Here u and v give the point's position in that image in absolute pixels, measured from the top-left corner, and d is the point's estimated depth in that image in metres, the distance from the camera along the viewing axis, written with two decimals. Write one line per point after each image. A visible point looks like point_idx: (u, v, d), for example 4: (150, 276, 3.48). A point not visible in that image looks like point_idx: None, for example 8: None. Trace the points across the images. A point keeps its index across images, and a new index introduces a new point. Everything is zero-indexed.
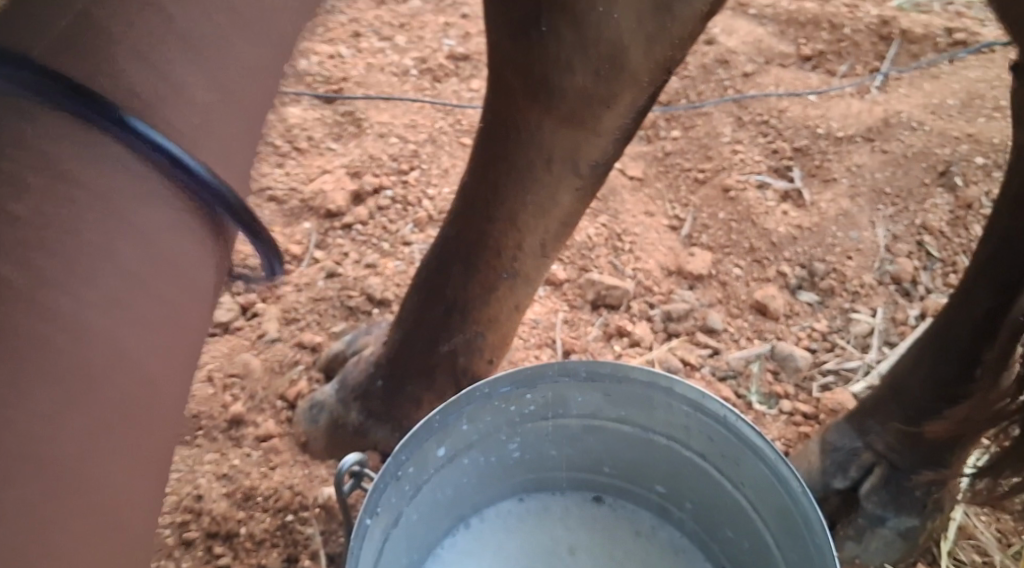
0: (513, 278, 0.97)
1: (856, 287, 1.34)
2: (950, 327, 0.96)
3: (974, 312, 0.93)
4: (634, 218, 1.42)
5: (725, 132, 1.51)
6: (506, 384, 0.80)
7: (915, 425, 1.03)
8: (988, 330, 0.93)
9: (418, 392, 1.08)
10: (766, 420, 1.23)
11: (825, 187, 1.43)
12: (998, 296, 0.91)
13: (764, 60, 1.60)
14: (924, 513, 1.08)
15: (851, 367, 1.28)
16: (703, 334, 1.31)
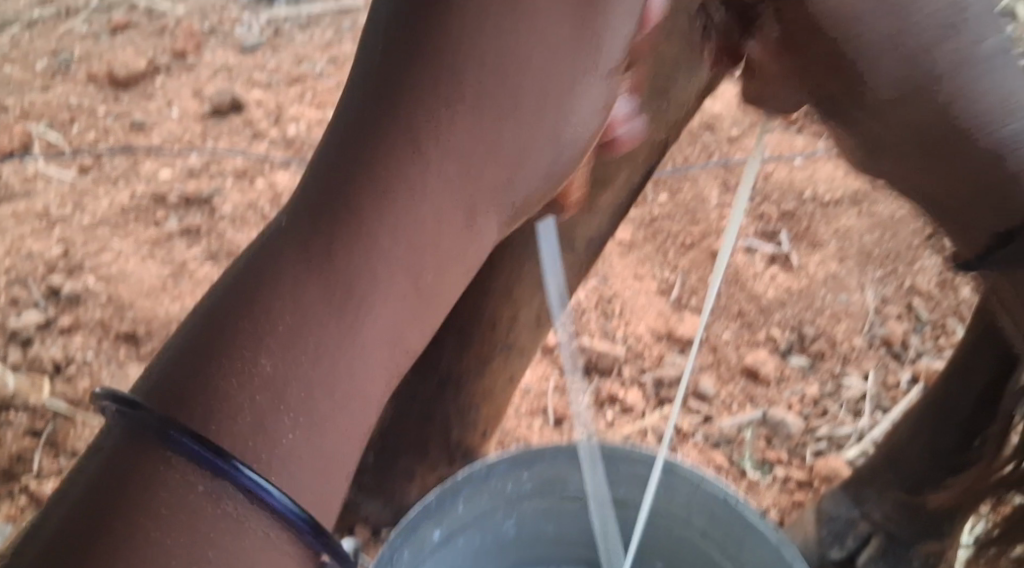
0: (509, 349, 0.97)
1: (846, 350, 1.35)
2: (949, 399, 0.97)
3: (976, 380, 0.95)
4: (623, 282, 1.43)
5: (713, 196, 1.52)
6: (504, 462, 0.81)
7: (912, 497, 1.04)
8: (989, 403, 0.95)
9: (411, 465, 1.07)
10: (759, 487, 1.23)
11: (813, 251, 1.44)
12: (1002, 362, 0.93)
13: (750, 123, 1.61)
14: None
15: (843, 433, 1.28)
16: (695, 399, 1.31)
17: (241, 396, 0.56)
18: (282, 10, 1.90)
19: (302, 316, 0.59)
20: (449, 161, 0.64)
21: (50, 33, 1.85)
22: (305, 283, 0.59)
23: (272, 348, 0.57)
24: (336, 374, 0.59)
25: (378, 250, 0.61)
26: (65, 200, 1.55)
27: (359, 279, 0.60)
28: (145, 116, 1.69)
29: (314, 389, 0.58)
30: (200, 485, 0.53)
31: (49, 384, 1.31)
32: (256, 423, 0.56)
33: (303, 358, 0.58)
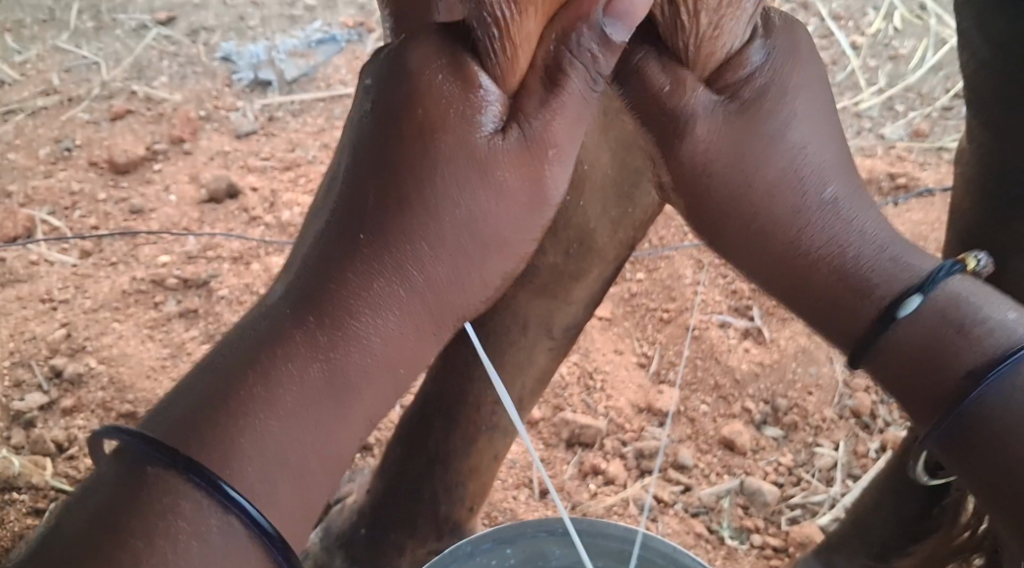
0: (493, 431, 1.04)
1: (818, 421, 1.41)
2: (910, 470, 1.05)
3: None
4: (604, 357, 1.49)
5: (688, 274, 1.59)
6: (488, 541, 0.92)
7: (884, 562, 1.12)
8: None
9: (402, 539, 1.12)
10: (737, 554, 1.28)
11: (783, 325, 1.51)
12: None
13: None
14: None
15: (817, 500, 1.34)
16: (674, 470, 1.36)
17: (243, 449, 0.62)
18: (275, 97, 1.98)
19: (286, 392, 0.64)
20: (432, 258, 0.65)
21: (52, 120, 1.93)
22: (302, 363, 0.64)
23: (278, 414, 0.63)
24: (313, 446, 0.64)
25: (364, 344, 0.66)
26: (68, 284, 1.61)
27: (333, 359, 0.65)
28: (144, 201, 1.76)
29: (298, 451, 0.64)
30: (193, 503, 0.60)
31: (52, 463, 1.36)
32: (253, 466, 0.62)
33: (298, 426, 0.64)
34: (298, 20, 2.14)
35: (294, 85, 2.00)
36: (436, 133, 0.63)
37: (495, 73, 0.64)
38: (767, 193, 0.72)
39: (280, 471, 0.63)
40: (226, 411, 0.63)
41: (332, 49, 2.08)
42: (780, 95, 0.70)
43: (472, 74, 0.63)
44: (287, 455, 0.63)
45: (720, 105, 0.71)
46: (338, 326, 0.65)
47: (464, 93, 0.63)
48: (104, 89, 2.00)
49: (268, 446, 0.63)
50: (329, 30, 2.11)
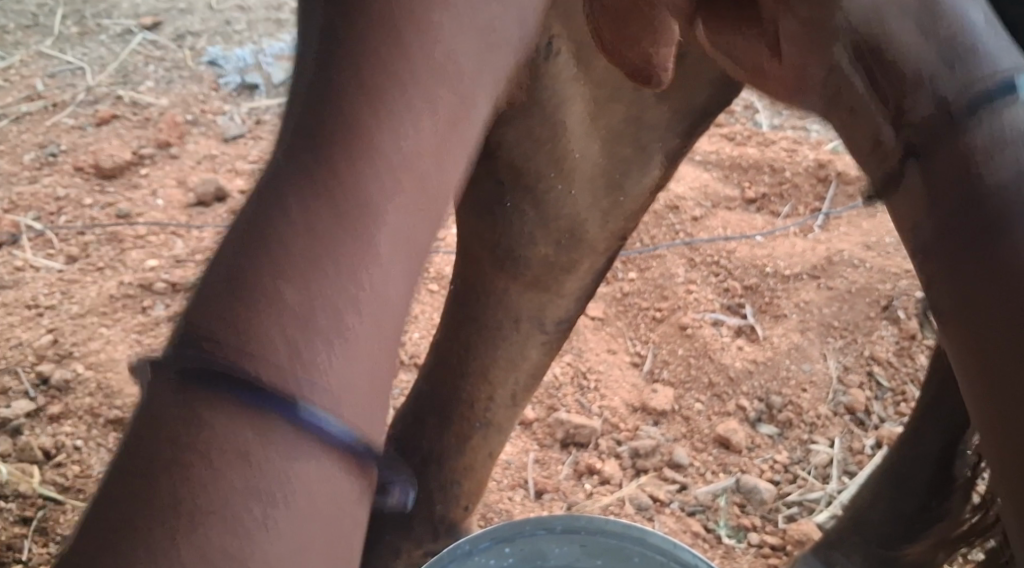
0: (487, 428, 1.02)
1: (812, 418, 1.41)
2: (904, 464, 1.07)
3: (929, 453, 1.05)
4: (597, 356, 1.49)
5: (680, 272, 1.59)
6: (487, 540, 0.91)
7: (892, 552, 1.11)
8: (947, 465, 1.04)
9: (398, 540, 1.10)
10: (734, 553, 1.27)
11: (776, 322, 1.51)
12: (948, 433, 1.04)
13: (711, 204, 1.70)
14: None
15: (813, 497, 1.34)
16: (670, 469, 1.36)
17: (269, 289, 0.38)
18: (263, 101, 1.98)
19: (327, 195, 0.41)
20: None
21: (37, 126, 1.91)
22: (325, 156, 0.43)
23: (308, 233, 0.40)
24: (377, 254, 0.41)
25: (404, 120, 0.44)
26: (54, 289, 1.59)
27: (375, 136, 0.43)
28: (130, 206, 1.74)
29: (353, 271, 0.40)
30: (247, 425, 0.36)
31: (39, 472, 1.33)
32: (297, 343, 0.38)
33: (345, 242, 0.41)
34: (285, 25, 2.16)
35: (281, 89, 2.00)
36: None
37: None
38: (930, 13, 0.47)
39: (329, 317, 0.39)
40: (237, 256, 0.39)
41: None
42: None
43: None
44: (368, 275, 0.41)
45: None
46: (389, 87, 0.44)
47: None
48: (89, 93, 1.99)
49: (311, 277, 0.39)
50: None
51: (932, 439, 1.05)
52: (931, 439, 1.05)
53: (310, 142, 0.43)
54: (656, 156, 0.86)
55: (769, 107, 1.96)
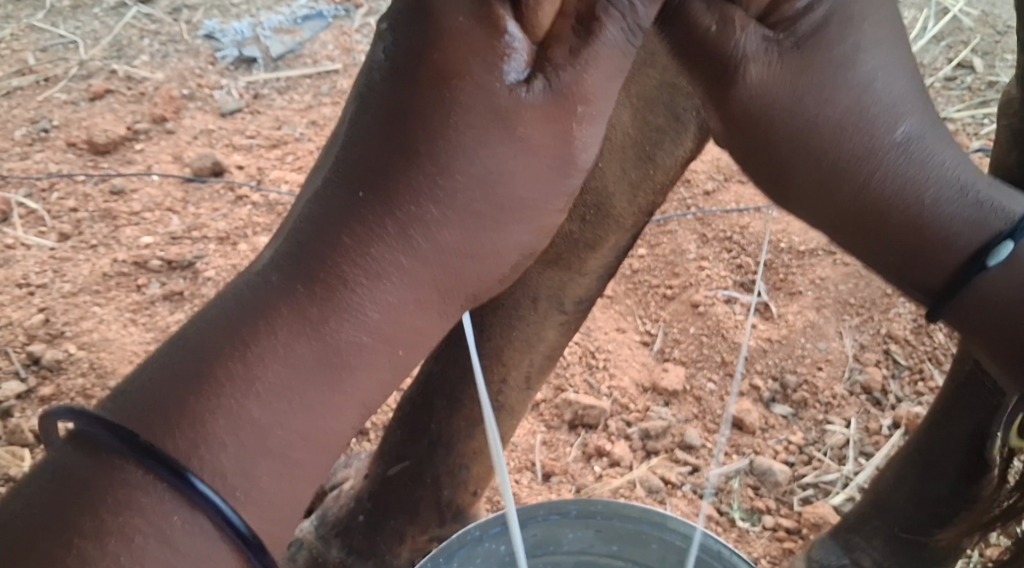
0: (497, 411, 0.98)
1: (828, 398, 1.37)
2: (930, 444, 1.06)
3: (959, 433, 1.03)
4: (606, 335, 1.44)
5: (691, 248, 1.55)
6: (498, 525, 0.91)
7: (924, 536, 1.11)
8: (975, 445, 1.02)
9: (402, 526, 1.06)
10: (749, 537, 1.24)
11: (791, 300, 1.47)
12: (979, 411, 1.01)
13: (723, 178, 1.67)
14: None
15: (829, 480, 1.30)
16: (681, 450, 1.31)
17: (221, 427, 0.60)
18: (261, 74, 1.92)
19: (276, 371, 0.62)
20: (443, 227, 0.63)
21: (28, 101, 1.87)
22: (295, 339, 0.62)
23: (258, 391, 0.61)
24: (308, 416, 0.62)
25: (362, 317, 0.63)
26: (45, 268, 1.55)
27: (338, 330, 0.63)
28: (124, 181, 1.69)
29: (287, 427, 0.62)
30: (166, 499, 0.58)
31: (30, 454, 1.29)
32: (241, 461, 0.60)
33: (288, 413, 0.62)
34: None
35: (279, 62, 1.95)
36: (453, 77, 0.60)
37: (523, 14, 0.60)
38: (833, 134, 0.70)
39: (263, 451, 0.61)
40: (198, 394, 0.60)
41: (319, 25, 2.03)
42: (846, 18, 0.68)
43: (500, 19, 0.59)
44: (312, 430, 0.62)
45: (772, 41, 0.67)
46: (382, 268, 0.63)
47: (488, 37, 0.59)
48: (82, 68, 1.94)
49: (255, 424, 0.61)
50: (315, 6, 2.07)
51: (960, 420, 1.03)
52: (959, 422, 1.02)
53: (289, 319, 0.63)
54: (690, 127, 0.84)
55: None
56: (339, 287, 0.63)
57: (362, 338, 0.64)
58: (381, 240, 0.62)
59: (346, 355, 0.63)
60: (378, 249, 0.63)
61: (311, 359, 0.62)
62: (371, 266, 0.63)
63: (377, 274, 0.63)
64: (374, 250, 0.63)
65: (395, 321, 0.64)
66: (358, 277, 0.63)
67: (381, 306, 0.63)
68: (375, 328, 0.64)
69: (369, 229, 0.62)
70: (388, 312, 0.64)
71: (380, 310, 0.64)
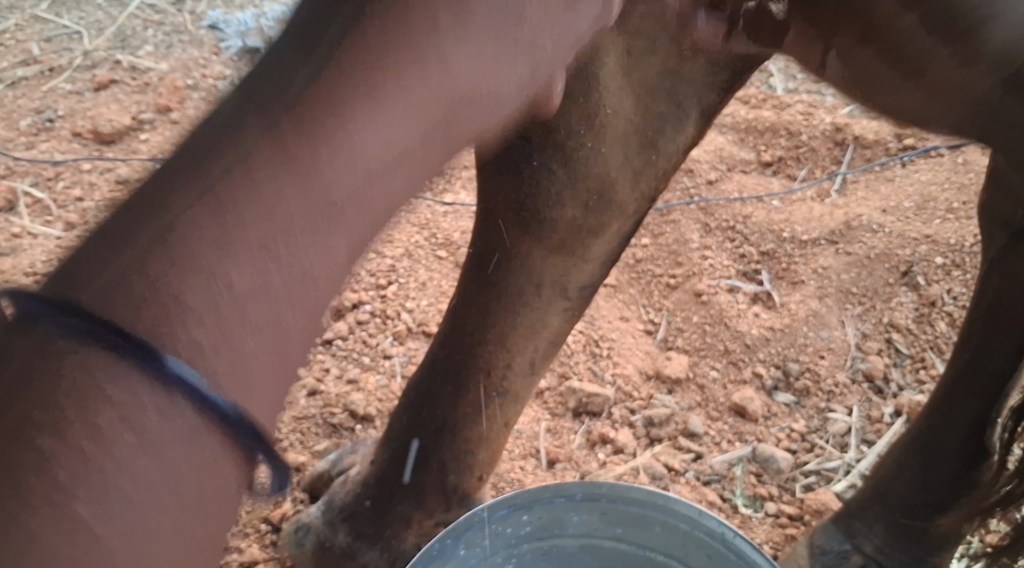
0: (503, 397, 0.99)
1: (830, 386, 1.38)
2: (933, 433, 1.06)
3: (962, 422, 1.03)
4: (610, 323, 1.45)
5: (694, 238, 1.56)
6: (505, 507, 0.93)
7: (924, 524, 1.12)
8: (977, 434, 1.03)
9: (408, 510, 1.07)
10: (752, 523, 1.25)
11: (793, 289, 1.48)
12: (983, 399, 1.01)
13: (726, 167, 1.68)
14: None
15: (831, 467, 1.31)
16: (684, 438, 1.33)
17: (174, 301, 0.42)
18: None
19: (246, 229, 0.42)
20: (466, 35, 0.43)
21: (34, 91, 1.87)
22: (272, 173, 0.42)
23: (223, 251, 0.42)
24: (285, 280, 0.43)
25: (357, 148, 0.43)
26: (51, 256, 1.56)
27: (313, 172, 0.43)
28: (130, 171, 1.70)
29: (260, 296, 0.43)
30: (115, 397, 0.41)
31: None
32: (210, 346, 0.42)
33: (266, 282, 0.43)
34: None
35: None
36: None
37: None
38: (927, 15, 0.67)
39: (235, 331, 0.43)
40: (140, 257, 0.42)
41: None
42: None
43: None
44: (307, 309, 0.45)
45: None
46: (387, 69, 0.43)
47: None
48: (86, 58, 1.94)
49: (224, 294, 0.42)
50: None
51: (963, 408, 1.03)
52: (963, 410, 1.03)
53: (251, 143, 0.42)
54: (691, 113, 0.85)
55: (784, 70, 1.92)
56: (317, 99, 0.43)
57: (358, 172, 0.43)
58: (373, 36, 0.42)
59: (336, 199, 0.43)
60: (374, 49, 0.42)
61: (294, 202, 0.43)
62: (363, 67, 0.42)
63: (369, 85, 0.43)
64: (371, 50, 0.42)
65: (406, 153, 0.44)
66: (354, 87, 0.43)
67: (381, 131, 0.43)
68: (376, 161, 0.44)
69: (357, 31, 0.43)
70: (390, 140, 0.44)
71: (383, 135, 0.43)
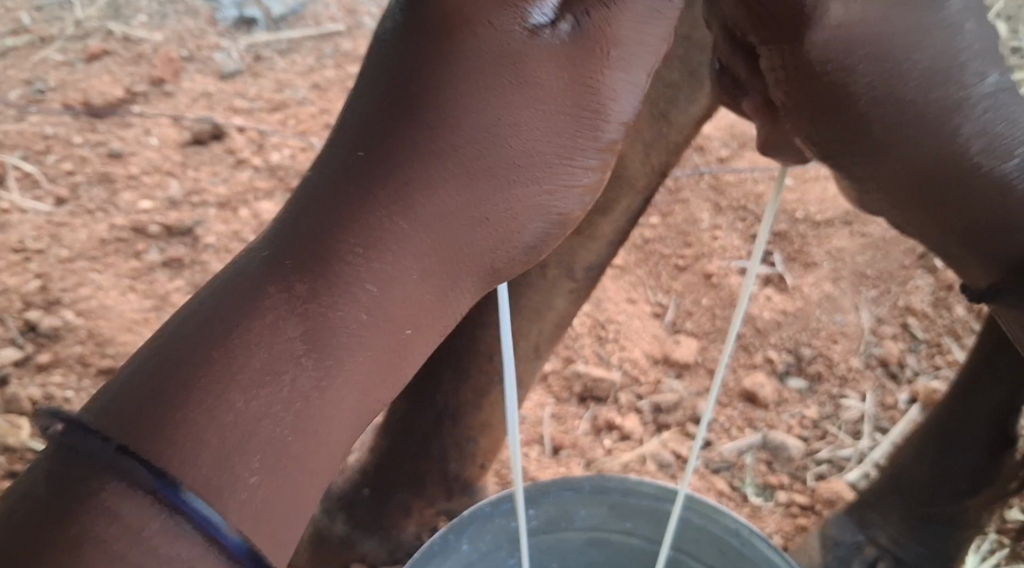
0: (506, 382, 0.94)
1: (844, 371, 1.34)
2: (955, 417, 1.03)
3: (986, 405, 1.01)
4: (618, 306, 1.41)
5: (704, 218, 1.51)
6: (507, 501, 0.91)
7: (940, 513, 1.09)
8: (1002, 415, 1.01)
9: (408, 498, 1.04)
10: (762, 512, 1.21)
11: (807, 271, 1.43)
12: (1013, 381, 0.99)
13: (738, 144, 1.63)
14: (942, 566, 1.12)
15: (844, 455, 1.27)
16: (693, 425, 1.28)
17: (198, 454, 0.49)
18: (262, 36, 1.87)
19: (293, 382, 0.52)
20: (414, 251, 0.56)
21: (23, 61, 1.82)
22: (278, 326, 0.53)
23: (248, 385, 0.51)
24: (315, 427, 0.53)
25: (357, 329, 0.55)
26: (41, 233, 1.51)
27: (330, 371, 0.54)
28: (123, 144, 1.65)
29: (285, 435, 0.52)
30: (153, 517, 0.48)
31: (28, 423, 1.26)
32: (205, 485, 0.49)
33: (272, 435, 0.51)
34: None
35: (281, 24, 1.90)
36: (432, 83, 0.55)
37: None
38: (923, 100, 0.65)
39: (242, 487, 0.50)
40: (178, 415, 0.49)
41: None
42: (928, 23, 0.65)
43: None
44: (288, 481, 0.52)
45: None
46: (366, 260, 0.55)
47: None
48: (78, 28, 1.88)
49: (250, 470, 0.50)
50: None
51: (990, 390, 1.00)
52: (984, 392, 1.01)
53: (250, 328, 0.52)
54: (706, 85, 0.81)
55: None
56: (311, 291, 0.54)
57: (354, 389, 0.55)
58: (346, 244, 0.55)
59: (326, 395, 0.53)
60: (353, 258, 0.55)
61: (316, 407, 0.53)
62: (338, 270, 0.54)
63: (342, 288, 0.54)
64: (349, 248, 0.55)
65: (375, 348, 0.56)
66: (345, 287, 0.54)
67: (360, 330, 0.55)
68: (361, 364, 0.55)
69: (329, 233, 0.55)
70: (358, 348, 0.55)
71: (368, 318, 0.55)
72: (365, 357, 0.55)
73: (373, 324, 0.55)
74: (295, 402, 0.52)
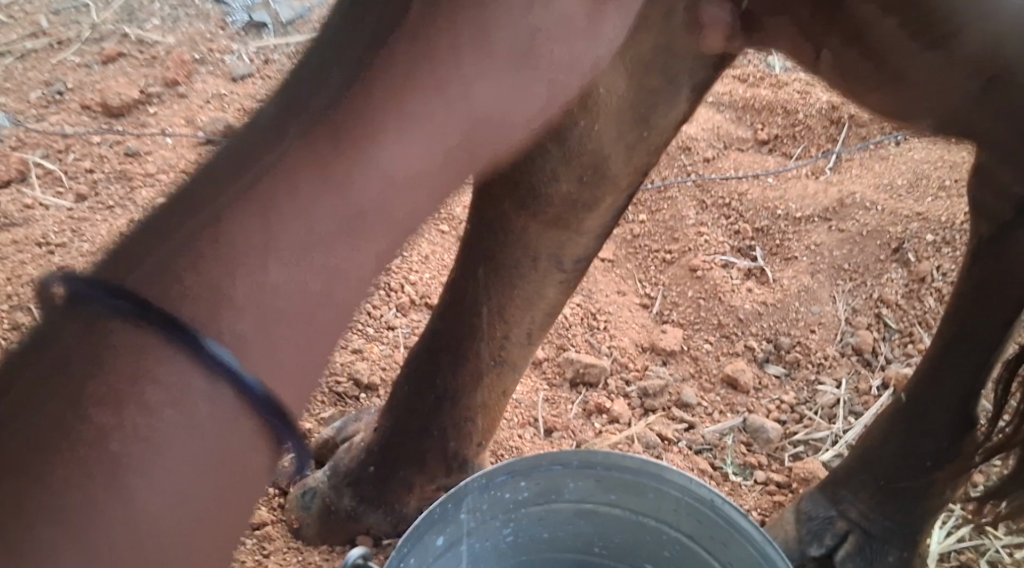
0: (501, 365, 1.03)
1: (820, 359, 1.42)
2: (922, 401, 1.10)
3: (951, 390, 1.08)
4: (607, 297, 1.50)
5: (690, 214, 1.60)
6: (501, 475, 0.98)
7: (908, 488, 1.17)
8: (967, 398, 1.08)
9: (410, 475, 1.12)
10: (741, 490, 1.29)
11: (786, 265, 1.52)
12: (975, 366, 1.06)
13: (724, 145, 1.72)
14: (914, 534, 1.21)
15: (819, 436, 1.35)
16: (678, 409, 1.37)
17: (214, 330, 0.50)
18: (271, 39, 1.95)
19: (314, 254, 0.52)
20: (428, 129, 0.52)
21: (42, 63, 1.90)
22: (297, 203, 0.50)
23: (273, 253, 0.51)
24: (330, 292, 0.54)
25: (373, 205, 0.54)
26: (63, 227, 1.59)
27: (349, 244, 0.53)
28: (139, 144, 1.73)
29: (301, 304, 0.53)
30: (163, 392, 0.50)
31: None
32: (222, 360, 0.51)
33: (291, 302, 0.53)
34: None
35: (290, 27, 1.97)
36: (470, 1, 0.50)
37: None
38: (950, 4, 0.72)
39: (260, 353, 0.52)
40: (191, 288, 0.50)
41: None
42: None
43: None
44: (301, 341, 0.54)
45: None
46: (378, 139, 0.51)
47: None
48: (94, 30, 1.97)
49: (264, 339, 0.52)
50: None
51: (954, 375, 1.07)
52: (952, 380, 1.08)
53: (267, 201, 0.50)
54: (683, 89, 0.88)
55: None
56: (327, 167, 0.50)
57: (368, 257, 0.55)
58: (363, 122, 0.50)
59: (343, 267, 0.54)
60: (369, 135, 0.50)
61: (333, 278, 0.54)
62: (353, 151, 0.51)
63: (358, 172, 0.51)
64: (362, 127, 0.50)
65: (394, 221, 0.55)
66: (359, 174, 0.51)
67: (378, 205, 0.53)
68: (378, 232, 0.55)
69: (344, 109, 0.50)
70: (374, 224, 0.54)
71: (384, 197, 0.53)
72: (381, 228, 0.55)
73: (390, 201, 0.54)
74: (312, 277, 0.53)
